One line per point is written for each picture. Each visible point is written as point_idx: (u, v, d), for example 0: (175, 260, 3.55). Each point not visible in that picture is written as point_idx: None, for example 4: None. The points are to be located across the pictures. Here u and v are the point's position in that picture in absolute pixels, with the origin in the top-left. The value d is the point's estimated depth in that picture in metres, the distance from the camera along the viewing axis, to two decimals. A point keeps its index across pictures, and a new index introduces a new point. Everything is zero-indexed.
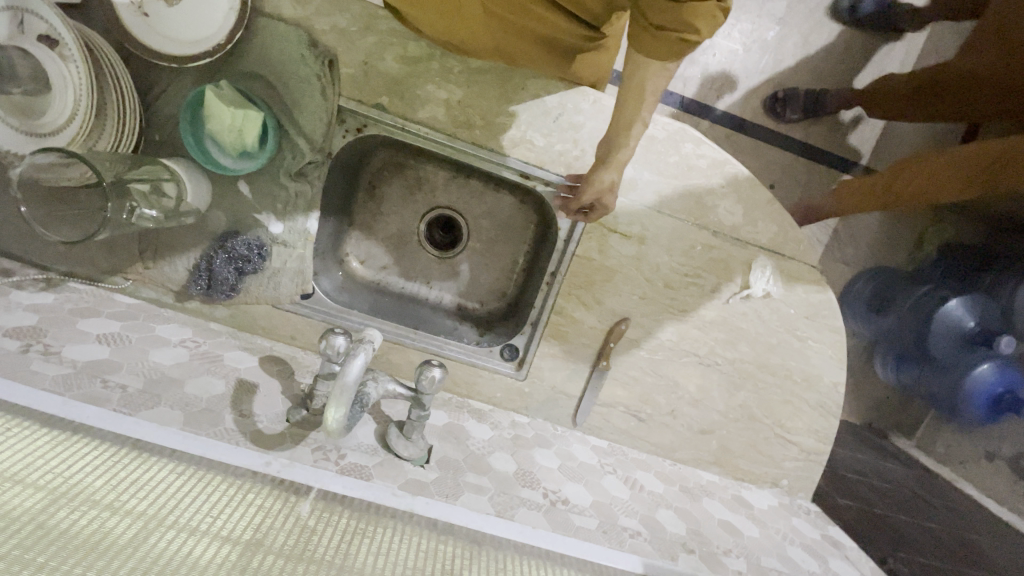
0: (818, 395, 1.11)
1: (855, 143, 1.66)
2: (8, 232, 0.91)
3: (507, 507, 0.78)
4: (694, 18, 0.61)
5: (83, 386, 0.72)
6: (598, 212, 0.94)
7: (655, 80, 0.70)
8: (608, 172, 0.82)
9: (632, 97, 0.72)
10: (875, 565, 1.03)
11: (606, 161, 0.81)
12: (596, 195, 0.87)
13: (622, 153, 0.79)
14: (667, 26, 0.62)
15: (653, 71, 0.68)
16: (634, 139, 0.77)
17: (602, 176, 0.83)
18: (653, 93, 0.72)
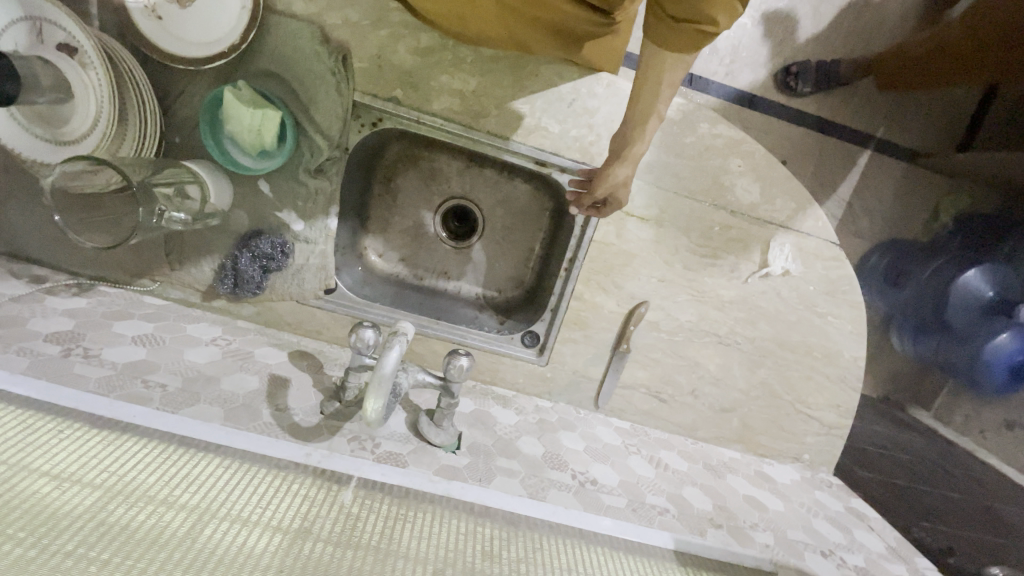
0: (839, 371, 1.12)
1: (870, 113, 1.63)
2: (40, 239, 0.93)
3: (538, 489, 0.80)
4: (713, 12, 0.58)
5: (125, 387, 0.75)
6: (612, 206, 0.94)
7: (672, 72, 0.68)
8: (624, 167, 0.83)
9: (648, 86, 0.71)
10: (899, 535, 1.04)
11: (621, 156, 0.81)
12: (610, 189, 0.88)
13: (637, 147, 0.79)
14: (684, 18, 0.60)
15: (669, 63, 0.67)
16: (650, 133, 0.77)
17: (618, 171, 0.84)
18: (670, 85, 0.71)
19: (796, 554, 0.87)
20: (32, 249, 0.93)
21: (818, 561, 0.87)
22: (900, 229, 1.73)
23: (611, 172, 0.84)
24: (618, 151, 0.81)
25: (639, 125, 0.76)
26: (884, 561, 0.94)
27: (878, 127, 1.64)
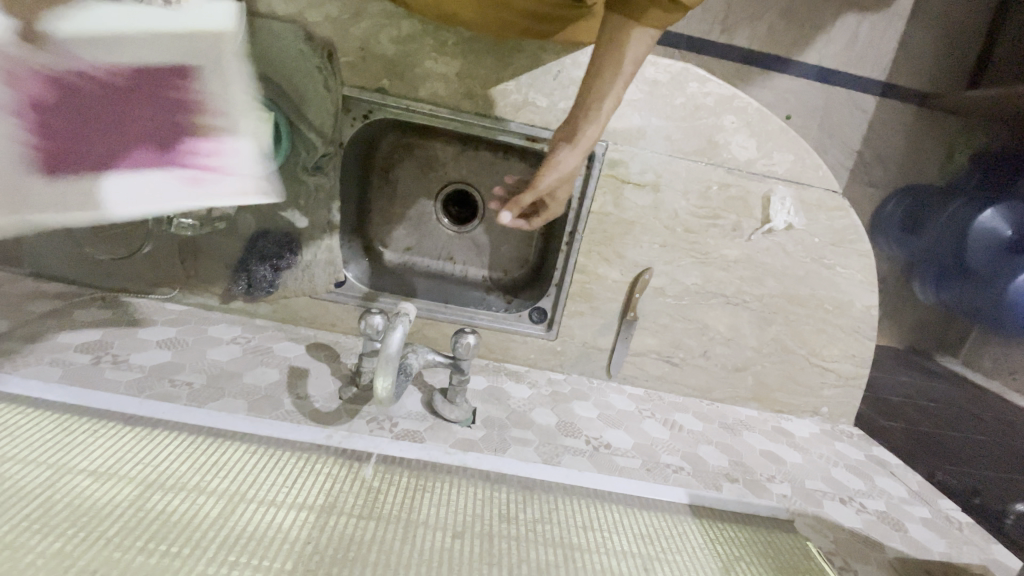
0: (852, 321, 1.11)
1: (874, 56, 1.57)
2: (65, 258, 0.98)
3: (552, 456, 0.83)
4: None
5: (154, 387, 0.80)
6: (546, 213, 0.87)
7: (636, 48, 0.75)
8: (572, 153, 0.77)
9: (611, 60, 0.75)
10: (922, 479, 1.04)
11: (570, 140, 0.77)
12: (555, 182, 0.78)
13: (589, 129, 0.77)
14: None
15: (636, 38, 0.74)
16: (603, 115, 0.77)
17: (563, 157, 0.77)
18: (633, 63, 0.76)
19: (814, 502, 0.88)
20: (59, 267, 0.99)
21: (836, 508, 0.88)
22: (916, 176, 1.68)
23: (557, 159, 0.77)
24: (568, 137, 0.78)
25: (595, 103, 0.77)
26: (906, 504, 0.95)
27: (884, 71, 1.58)
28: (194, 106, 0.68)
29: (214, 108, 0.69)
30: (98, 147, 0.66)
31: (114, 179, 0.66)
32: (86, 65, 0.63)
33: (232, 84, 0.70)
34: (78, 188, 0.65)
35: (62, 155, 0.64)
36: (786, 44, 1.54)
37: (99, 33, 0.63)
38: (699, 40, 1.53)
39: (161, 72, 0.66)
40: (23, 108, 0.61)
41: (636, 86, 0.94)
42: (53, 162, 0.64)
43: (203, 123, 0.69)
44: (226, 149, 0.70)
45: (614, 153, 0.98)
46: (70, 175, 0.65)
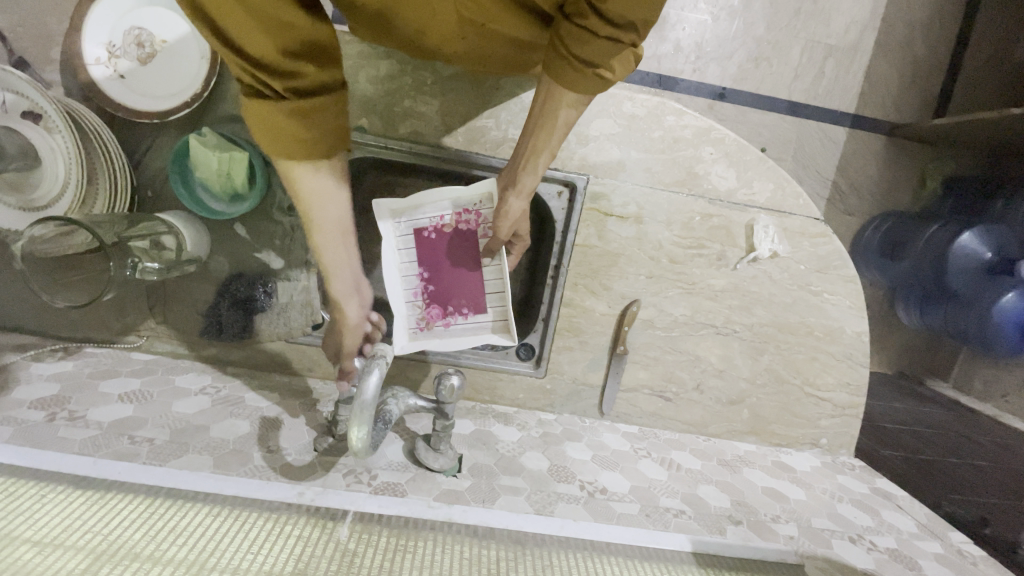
0: (843, 348, 1.09)
1: (843, 90, 1.62)
2: (23, 307, 0.93)
3: (545, 504, 0.78)
4: (610, 55, 0.61)
5: (111, 444, 0.73)
6: (519, 245, 0.92)
7: (567, 112, 0.69)
8: (517, 200, 0.79)
9: (544, 125, 0.71)
10: (930, 511, 1.00)
11: (513, 188, 0.78)
12: (511, 226, 0.83)
13: (527, 178, 0.76)
14: (589, 61, 0.61)
15: (564, 103, 0.68)
16: (541, 167, 0.76)
17: (512, 205, 0.80)
18: (564, 124, 0.71)
19: (822, 542, 0.83)
20: (18, 317, 0.94)
21: (846, 547, 0.84)
22: (891, 202, 1.71)
23: (506, 208, 0.80)
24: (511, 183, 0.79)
25: (530, 159, 0.75)
26: (917, 540, 0.90)
27: (851, 104, 1.64)
28: (451, 230, 0.89)
29: (448, 215, 0.89)
30: (468, 294, 0.91)
31: (485, 307, 0.92)
32: (417, 285, 0.91)
33: (431, 195, 0.89)
34: (479, 324, 0.93)
35: (474, 304, 0.92)
36: (756, 81, 1.59)
37: (401, 256, 0.90)
38: (672, 79, 1.57)
39: (420, 240, 0.91)
40: (437, 317, 0.92)
41: (614, 120, 0.95)
42: (478, 306, 0.92)
43: (455, 231, 0.90)
44: (476, 212, 0.89)
45: (596, 186, 0.97)
46: (465, 321, 0.93)
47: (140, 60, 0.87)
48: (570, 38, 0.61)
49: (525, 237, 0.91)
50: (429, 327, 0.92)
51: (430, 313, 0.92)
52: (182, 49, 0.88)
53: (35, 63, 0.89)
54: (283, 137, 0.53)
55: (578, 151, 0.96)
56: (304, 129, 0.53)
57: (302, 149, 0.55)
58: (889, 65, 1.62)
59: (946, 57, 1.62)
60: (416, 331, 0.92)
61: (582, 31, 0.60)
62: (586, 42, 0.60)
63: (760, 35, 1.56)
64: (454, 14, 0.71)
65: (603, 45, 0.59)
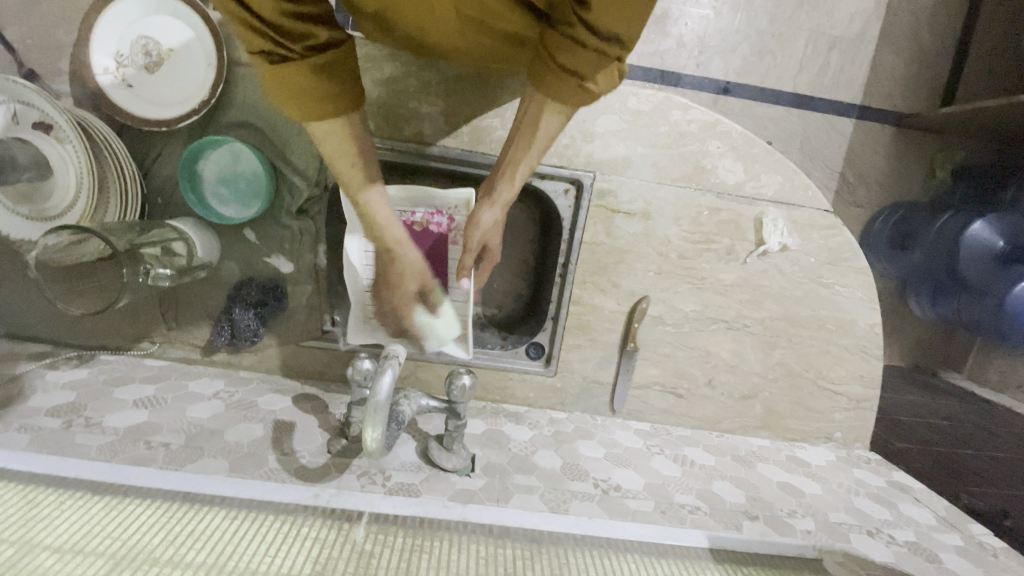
0: (857, 340, 1.08)
1: (849, 80, 1.61)
2: (40, 317, 0.95)
3: (560, 503, 0.77)
4: (594, 67, 0.60)
5: (128, 450, 0.74)
6: (489, 258, 0.90)
7: (548, 121, 0.70)
8: (490, 211, 0.79)
9: (524, 134, 0.72)
10: (949, 504, 0.99)
11: (489, 197, 0.79)
12: (480, 238, 0.83)
13: (504, 189, 0.77)
14: (574, 71, 0.61)
15: (546, 113, 0.69)
16: (518, 179, 0.77)
17: (484, 214, 0.79)
18: (545, 137, 0.72)
19: (841, 536, 0.82)
20: (34, 326, 0.95)
21: (865, 541, 0.83)
22: (900, 193, 1.69)
23: (478, 217, 0.79)
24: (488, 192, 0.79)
25: (509, 169, 0.76)
26: (936, 532, 0.89)
27: (857, 95, 1.62)
28: (421, 228, 0.92)
29: (419, 211, 0.91)
30: None
31: None
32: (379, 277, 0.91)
33: (414, 189, 0.90)
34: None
35: None
36: (761, 74, 1.58)
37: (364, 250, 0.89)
38: (675, 75, 1.57)
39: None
40: None
41: (619, 116, 0.95)
42: None
43: (424, 230, 0.92)
44: (448, 216, 0.92)
45: (603, 183, 0.97)
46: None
47: (148, 69, 0.88)
48: (555, 46, 0.61)
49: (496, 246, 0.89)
50: None
51: None
52: (189, 58, 0.88)
53: (44, 74, 0.90)
54: (297, 91, 0.56)
55: (584, 148, 0.96)
56: (327, 89, 0.57)
57: (315, 105, 0.58)
58: (895, 54, 1.60)
59: (953, 45, 1.60)
60: (371, 319, 0.93)
61: (568, 41, 0.60)
62: (573, 52, 0.60)
63: (764, 28, 1.55)
64: (453, 11, 0.70)
65: (590, 56, 0.59)
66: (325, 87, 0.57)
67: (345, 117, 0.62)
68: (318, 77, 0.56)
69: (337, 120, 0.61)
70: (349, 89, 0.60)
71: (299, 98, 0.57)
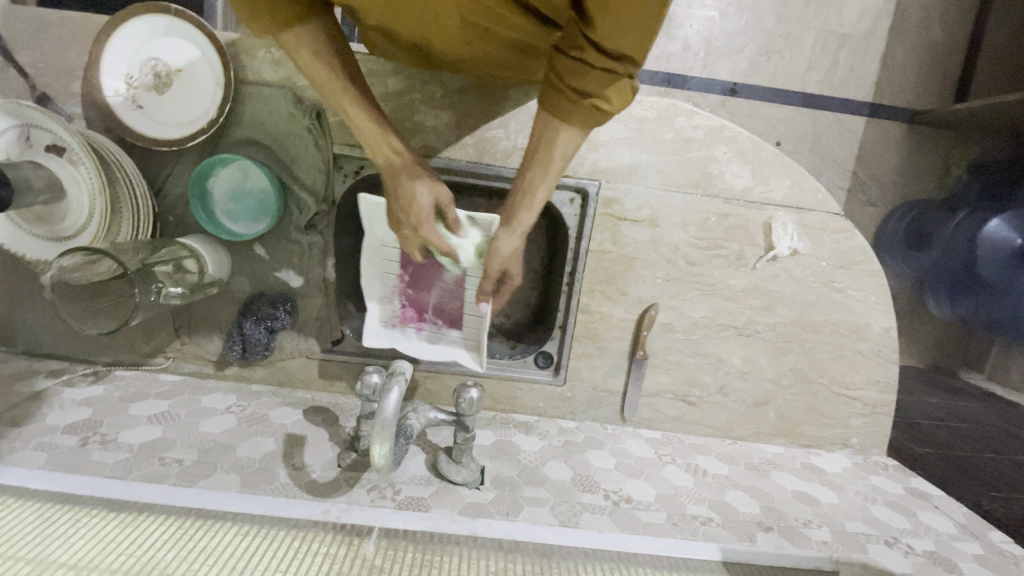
0: (871, 345, 1.06)
1: (858, 78, 1.59)
2: (58, 334, 0.97)
3: (570, 516, 0.77)
4: (606, 86, 0.61)
5: (143, 466, 0.75)
6: (509, 286, 0.82)
7: (564, 142, 0.68)
8: (509, 238, 0.74)
9: (540, 158, 0.70)
10: (970, 512, 0.96)
11: (507, 225, 0.74)
12: (502, 267, 0.76)
13: (524, 215, 0.73)
14: (585, 92, 0.62)
15: (562, 133, 0.67)
16: (538, 204, 0.73)
17: (502, 243, 0.74)
18: (562, 157, 0.70)
19: (858, 547, 0.81)
20: (53, 344, 0.97)
21: (882, 552, 0.81)
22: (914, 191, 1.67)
23: (496, 245, 0.74)
24: (504, 221, 0.75)
25: (526, 194, 0.72)
26: (956, 541, 0.87)
27: (868, 93, 1.60)
28: None
29: None
30: (446, 309, 0.89)
31: (459, 324, 0.89)
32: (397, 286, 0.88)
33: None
34: (454, 341, 0.90)
35: (451, 318, 0.89)
36: (768, 74, 1.57)
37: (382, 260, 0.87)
38: (682, 77, 1.56)
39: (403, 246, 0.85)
40: (412, 319, 0.91)
41: (624, 124, 0.94)
42: (454, 321, 0.90)
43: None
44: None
45: (608, 192, 0.97)
46: (439, 331, 0.91)
47: (157, 89, 0.90)
48: (566, 70, 0.62)
49: (517, 278, 0.81)
50: (402, 327, 0.91)
51: (406, 315, 0.90)
52: (198, 78, 0.90)
53: (57, 98, 0.92)
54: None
55: (589, 157, 0.96)
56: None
57: (273, 3, 0.57)
58: (906, 50, 1.58)
59: (966, 40, 1.57)
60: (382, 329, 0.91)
61: (578, 64, 0.61)
62: (584, 74, 0.61)
63: (770, 28, 1.54)
64: (460, 20, 0.69)
65: (601, 77, 0.60)
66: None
67: (310, 27, 0.61)
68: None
69: (304, 30, 0.61)
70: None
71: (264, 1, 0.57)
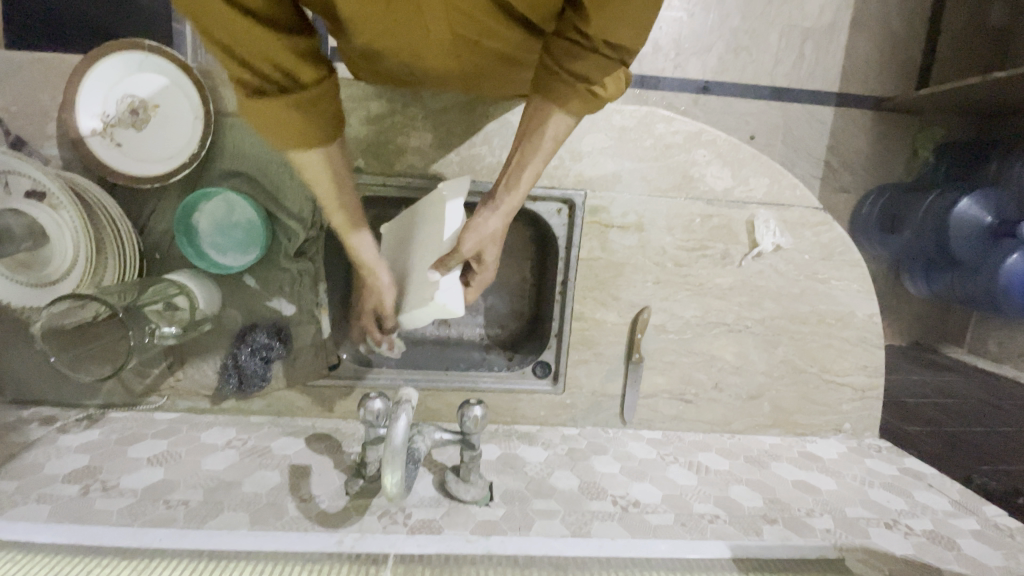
0: (857, 332, 1.09)
1: (825, 69, 1.63)
2: (46, 380, 0.95)
3: (581, 525, 0.78)
4: (601, 71, 0.62)
5: (148, 512, 0.74)
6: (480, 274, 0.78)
7: (555, 125, 0.67)
8: (494, 218, 0.72)
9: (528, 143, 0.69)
10: (962, 487, 1.00)
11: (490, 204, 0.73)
12: (478, 244, 0.72)
13: (507, 196, 0.72)
14: (581, 75, 0.63)
15: (551, 118, 0.67)
16: (522, 186, 0.72)
17: (485, 221, 0.72)
18: (552, 139, 0.69)
19: (860, 532, 0.83)
20: (41, 391, 0.95)
21: (884, 535, 0.83)
22: (885, 175, 1.72)
23: (478, 220, 0.72)
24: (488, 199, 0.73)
25: (514, 173, 0.71)
26: (952, 518, 0.90)
27: (835, 83, 1.64)
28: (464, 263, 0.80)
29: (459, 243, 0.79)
30: None
31: None
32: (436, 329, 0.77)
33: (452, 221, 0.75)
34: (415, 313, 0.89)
35: None
36: (738, 71, 1.61)
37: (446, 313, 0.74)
38: (654, 78, 1.59)
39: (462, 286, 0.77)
40: None
41: (605, 133, 0.96)
42: None
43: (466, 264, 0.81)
44: None
45: (594, 200, 0.98)
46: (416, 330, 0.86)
47: (135, 127, 0.89)
48: (562, 53, 0.63)
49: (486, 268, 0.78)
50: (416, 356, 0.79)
51: None
52: (176, 113, 0.90)
53: (31, 140, 0.90)
54: (279, 119, 0.57)
55: (573, 167, 0.97)
56: (305, 121, 0.58)
57: (285, 135, 0.59)
58: (868, 39, 1.63)
59: (924, 28, 1.63)
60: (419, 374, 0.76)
61: (576, 48, 0.62)
62: (581, 58, 0.62)
63: (736, 25, 1.58)
64: (449, 34, 0.68)
65: (599, 62, 0.61)
66: (304, 116, 0.57)
67: (331, 147, 0.63)
68: (306, 120, 0.58)
69: (317, 152, 0.62)
70: (329, 126, 0.61)
71: (282, 132, 0.58)
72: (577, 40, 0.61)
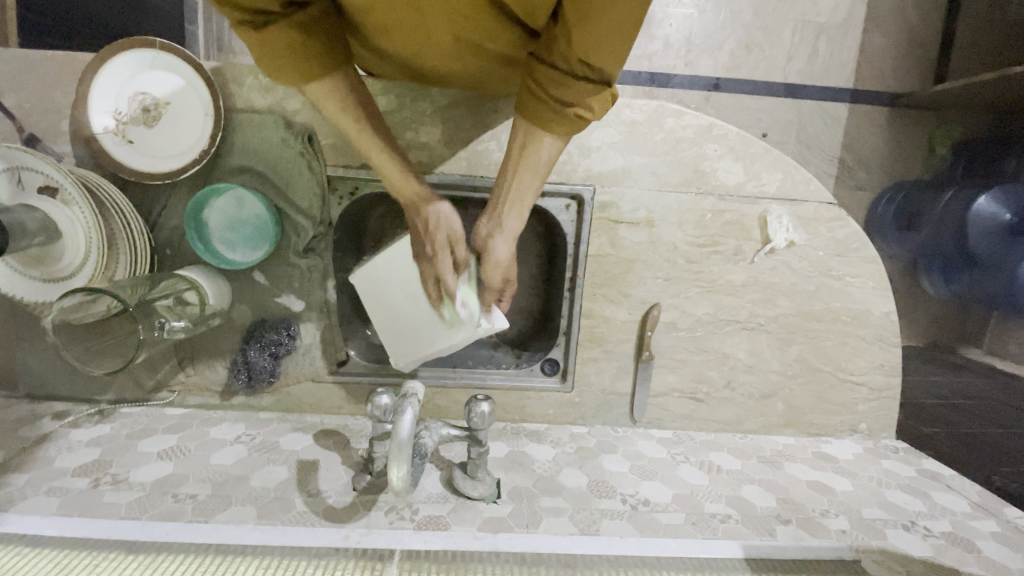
0: (873, 330, 1.06)
1: (838, 64, 1.60)
2: (59, 375, 0.96)
3: (590, 523, 0.77)
4: (587, 95, 0.60)
5: (157, 505, 0.74)
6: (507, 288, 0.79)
7: (547, 149, 0.66)
8: (503, 243, 0.71)
9: (522, 164, 0.67)
10: (983, 489, 0.97)
11: (498, 230, 0.70)
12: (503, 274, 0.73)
13: (511, 219, 0.70)
14: (566, 102, 0.61)
15: (542, 142, 0.65)
16: (525, 207, 0.71)
17: (497, 249, 0.70)
18: (547, 161, 0.68)
19: (876, 533, 0.81)
20: (54, 386, 0.96)
21: (901, 536, 0.81)
22: (901, 172, 1.68)
23: (491, 251, 0.70)
24: (491, 226, 0.71)
25: (516, 198, 0.70)
26: (972, 520, 0.87)
27: (849, 79, 1.62)
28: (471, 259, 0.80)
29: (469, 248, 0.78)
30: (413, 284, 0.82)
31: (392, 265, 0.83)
32: None
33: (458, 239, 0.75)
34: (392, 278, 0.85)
35: None
36: (750, 67, 1.59)
37: None
38: (664, 75, 1.58)
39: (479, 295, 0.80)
40: None
41: (614, 128, 0.95)
42: None
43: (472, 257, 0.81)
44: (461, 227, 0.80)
45: (603, 196, 0.97)
46: None
47: (146, 123, 0.90)
48: (548, 82, 0.61)
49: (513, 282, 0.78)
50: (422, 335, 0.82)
51: None
52: (187, 110, 0.90)
53: (45, 138, 0.91)
54: (279, 52, 0.58)
55: (582, 163, 0.96)
56: (305, 48, 0.59)
57: (294, 66, 0.60)
58: (883, 33, 1.60)
59: (941, 21, 1.60)
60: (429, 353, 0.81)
61: (558, 74, 0.60)
62: (565, 84, 0.60)
63: (748, 21, 1.56)
64: (450, 35, 0.68)
65: (585, 87, 0.59)
66: (304, 47, 0.58)
67: (337, 72, 0.64)
68: (302, 36, 0.58)
69: (325, 82, 0.63)
70: (331, 47, 0.62)
71: (278, 66, 0.60)
72: (559, 65, 0.59)
